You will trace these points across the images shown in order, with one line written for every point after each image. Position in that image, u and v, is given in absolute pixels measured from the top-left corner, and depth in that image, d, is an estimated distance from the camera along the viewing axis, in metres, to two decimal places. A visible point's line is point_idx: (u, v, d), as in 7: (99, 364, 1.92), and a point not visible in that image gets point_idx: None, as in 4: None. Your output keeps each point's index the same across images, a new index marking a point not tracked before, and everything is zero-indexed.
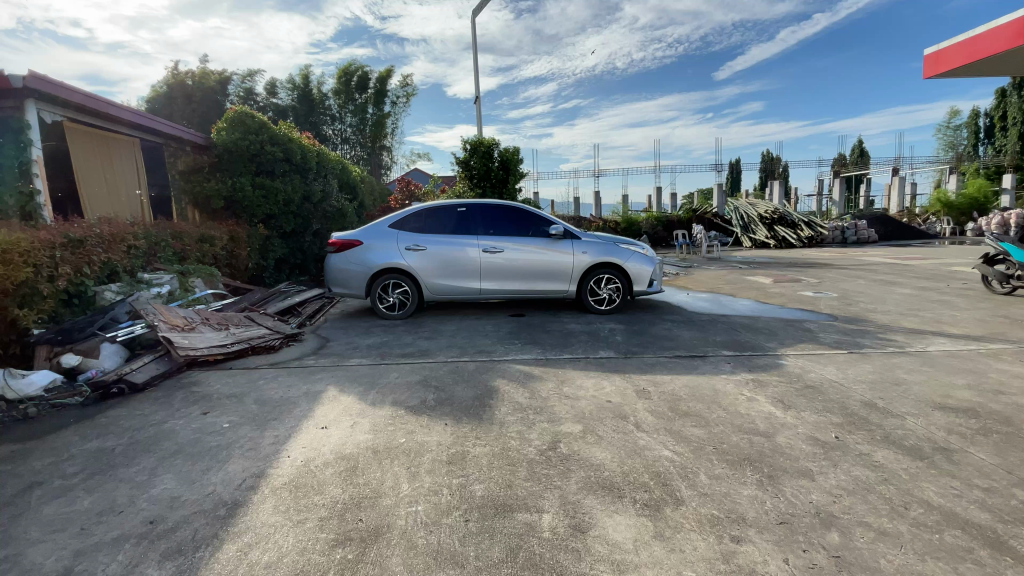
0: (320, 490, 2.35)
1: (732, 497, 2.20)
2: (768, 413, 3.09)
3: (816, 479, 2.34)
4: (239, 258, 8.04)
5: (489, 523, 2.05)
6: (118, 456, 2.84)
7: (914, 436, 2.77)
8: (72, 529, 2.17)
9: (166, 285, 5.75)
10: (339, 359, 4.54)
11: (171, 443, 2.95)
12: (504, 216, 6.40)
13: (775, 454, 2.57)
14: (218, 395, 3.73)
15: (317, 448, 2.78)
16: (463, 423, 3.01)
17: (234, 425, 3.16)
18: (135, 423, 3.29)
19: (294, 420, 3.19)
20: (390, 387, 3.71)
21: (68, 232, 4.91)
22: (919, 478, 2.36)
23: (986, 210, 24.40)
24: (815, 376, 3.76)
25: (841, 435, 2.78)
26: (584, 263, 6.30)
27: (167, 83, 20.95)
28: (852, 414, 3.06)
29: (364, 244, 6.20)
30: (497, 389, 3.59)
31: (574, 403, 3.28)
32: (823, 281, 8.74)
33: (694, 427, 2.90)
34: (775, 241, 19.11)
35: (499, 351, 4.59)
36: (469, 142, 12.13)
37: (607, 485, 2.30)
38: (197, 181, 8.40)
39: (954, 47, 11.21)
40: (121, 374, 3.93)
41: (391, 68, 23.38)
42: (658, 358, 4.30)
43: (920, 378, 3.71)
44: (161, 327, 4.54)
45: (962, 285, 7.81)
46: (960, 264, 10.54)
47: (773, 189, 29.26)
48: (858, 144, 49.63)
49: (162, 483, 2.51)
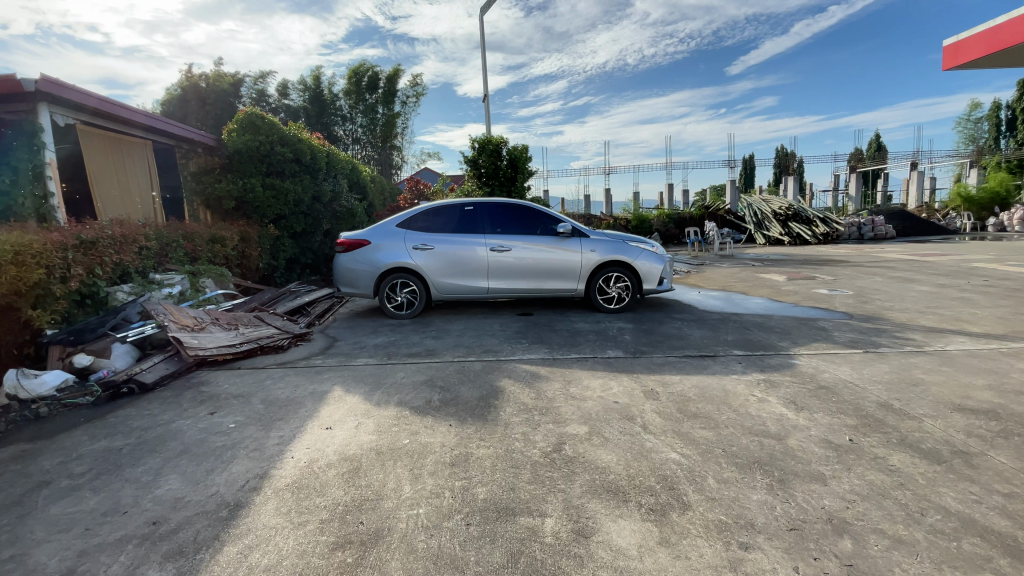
0: (321, 491, 2.33)
1: (741, 502, 2.14)
2: (779, 415, 3.02)
3: (829, 484, 2.27)
4: (251, 258, 8.09)
5: (491, 527, 2.02)
6: (126, 455, 2.86)
7: (932, 439, 2.68)
8: (77, 529, 2.18)
9: (177, 285, 5.84)
10: (346, 359, 4.53)
11: (177, 444, 2.97)
12: (511, 214, 6.36)
13: (786, 457, 2.50)
14: (226, 395, 3.74)
15: (321, 449, 2.77)
16: (468, 424, 2.98)
17: (240, 425, 3.16)
18: (144, 423, 3.31)
19: (299, 421, 3.18)
20: (396, 387, 3.69)
21: (80, 234, 4.96)
22: (937, 483, 2.28)
23: (1008, 205, 23.52)
24: (829, 376, 3.67)
25: (855, 438, 2.70)
26: (592, 261, 6.23)
27: (181, 86, 21.16)
28: (867, 415, 2.98)
29: (372, 244, 6.20)
30: (503, 389, 3.56)
31: (581, 404, 3.23)
32: (838, 278, 8.57)
33: (702, 429, 2.85)
34: (789, 237, 18.86)
35: (506, 351, 4.56)
36: (477, 140, 12.10)
37: (612, 489, 2.25)
38: (208, 182, 8.46)
39: (973, 38, 10.96)
40: (130, 372, 3.96)
41: (399, 67, 23.41)
42: (666, 357, 4.24)
43: (939, 378, 3.59)
44: (172, 327, 4.56)
45: (982, 282, 7.62)
46: (981, 261, 10.21)
47: (787, 186, 28.86)
48: (874, 138, 48.75)
49: (167, 483, 2.52)
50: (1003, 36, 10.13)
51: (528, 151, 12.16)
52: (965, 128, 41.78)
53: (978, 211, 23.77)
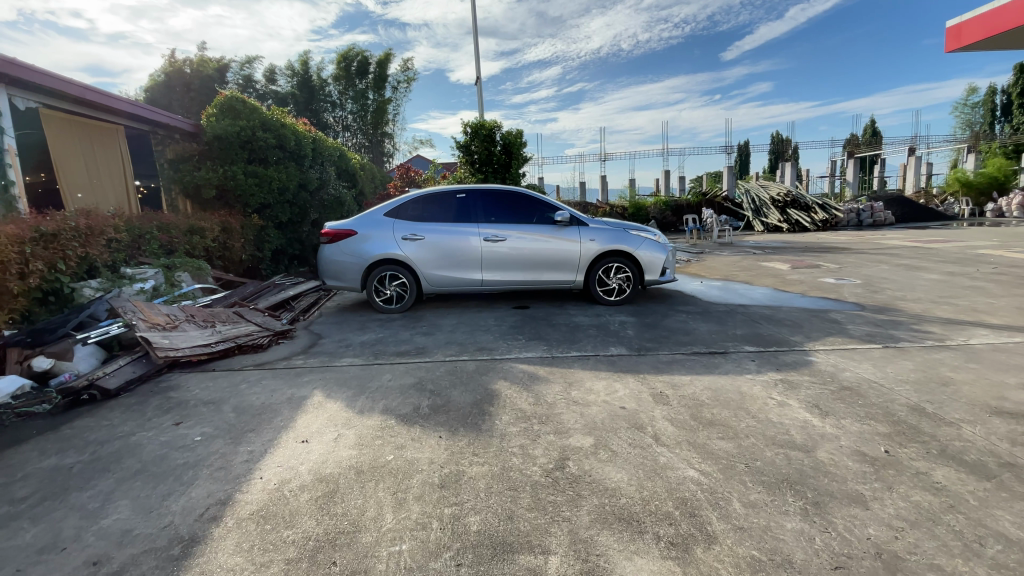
0: (290, 522, 2.03)
1: (774, 532, 1.85)
2: (803, 421, 2.74)
3: (871, 508, 1.98)
4: (234, 250, 7.73)
5: (484, 569, 1.72)
6: (76, 476, 2.56)
7: (976, 449, 2.41)
8: (5, 571, 1.89)
9: (150, 280, 5.52)
10: (329, 359, 4.22)
11: (134, 461, 2.67)
12: (507, 202, 6.03)
13: (818, 474, 2.22)
14: (195, 402, 3.43)
15: (294, 467, 2.46)
16: (459, 435, 2.69)
17: (207, 439, 2.86)
18: (102, 436, 3.01)
19: (273, 433, 2.88)
20: (382, 392, 3.38)
21: (39, 226, 4.68)
22: (990, 503, 2.00)
23: (1006, 190, 23.26)
24: (850, 375, 3.39)
25: (891, 449, 2.42)
26: (592, 251, 5.92)
27: (165, 71, 20.45)
28: (900, 422, 2.69)
29: (359, 235, 5.85)
30: (499, 393, 3.26)
31: (584, 410, 2.94)
32: (844, 267, 8.31)
33: (720, 440, 2.56)
34: (788, 224, 18.63)
35: (501, 349, 4.25)
36: (470, 125, 11.66)
37: (625, 517, 1.96)
38: (186, 170, 8.01)
39: (974, 21, 10.72)
40: (92, 378, 3.63)
41: (390, 51, 22.76)
42: (673, 355, 3.96)
43: (969, 377, 3.32)
44: (141, 326, 4.19)
45: (992, 270, 7.37)
46: (987, 248, 9.97)
47: (784, 171, 28.54)
48: (870, 124, 48.39)
49: (116, 512, 2.22)
50: (1005, 19, 9.91)
51: (523, 136, 11.77)
52: (961, 112, 41.46)
53: (976, 197, 23.53)
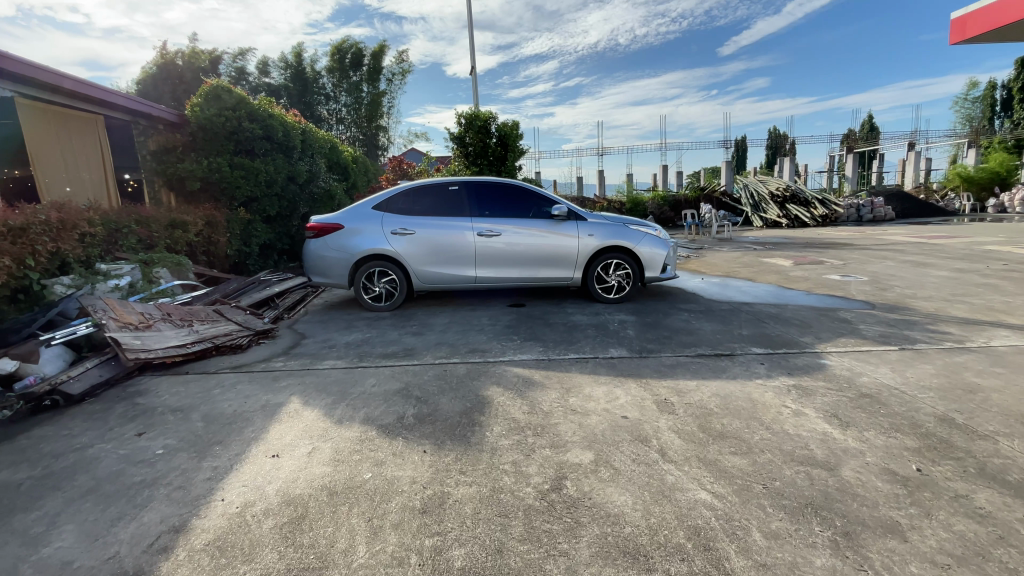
0: (249, 555, 1.78)
1: (802, 569, 1.62)
2: (823, 434, 2.50)
3: (910, 540, 1.74)
4: (219, 245, 7.45)
5: None
6: (21, 494, 2.31)
7: (1017, 467, 2.18)
8: None
9: (126, 276, 5.23)
10: (311, 361, 3.96)
11: (88, 478, 2.41)
12: (502, 196, 5.78)
13: (846, 497, 1.98)
14: (162, 409, 3.17)
15: (260, 487, 2.21)
16: (445, 450, 2.44)
17: (170, 452, 2.60)
18: (57, 447, 2.75)
19: (242, 445, 2.62)
20: (364, 399, 3.13)
21: (7, 220, 4.38)
22: None
23: (1008, 185, 23.04)
24: (868, 381, 3.16)
25: (924, 467, 2.18)
26: (590, 247, 5.68)
27: (155, 63, 20.00)
28: (929, 435, 2.46)
29: (346, 229, 5.58)
30: (490, 401, 3.00)
31: (583, 420, 2.70)
32: (848, 263, 8.09)
33: (733, 455, 2.32)
34: (787, 219, 18.40)
35: (494, 351, 4.00)
36: (464, 116, 11.40)
37: (631, 551, 1.72)
38: (169, 162, 7.72)
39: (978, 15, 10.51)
40: (55, 382, 3.35)
41: (384, 43, 22.37)
42: (677, 358, 3.71)
43: (997, 383, 3.08)
44: (111, 326, 3.92)
45: (1003, 267, 7.15)
46: (994, 244, 9.75)
47: (783, 167, 28.31)
48: (868, 119, 48.22)
49: (58, 540, 1.97)
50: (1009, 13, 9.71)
51: (518, 128, 11.50)
52: (961, 107, 41.26)
53: (977, 191, 23.35)
